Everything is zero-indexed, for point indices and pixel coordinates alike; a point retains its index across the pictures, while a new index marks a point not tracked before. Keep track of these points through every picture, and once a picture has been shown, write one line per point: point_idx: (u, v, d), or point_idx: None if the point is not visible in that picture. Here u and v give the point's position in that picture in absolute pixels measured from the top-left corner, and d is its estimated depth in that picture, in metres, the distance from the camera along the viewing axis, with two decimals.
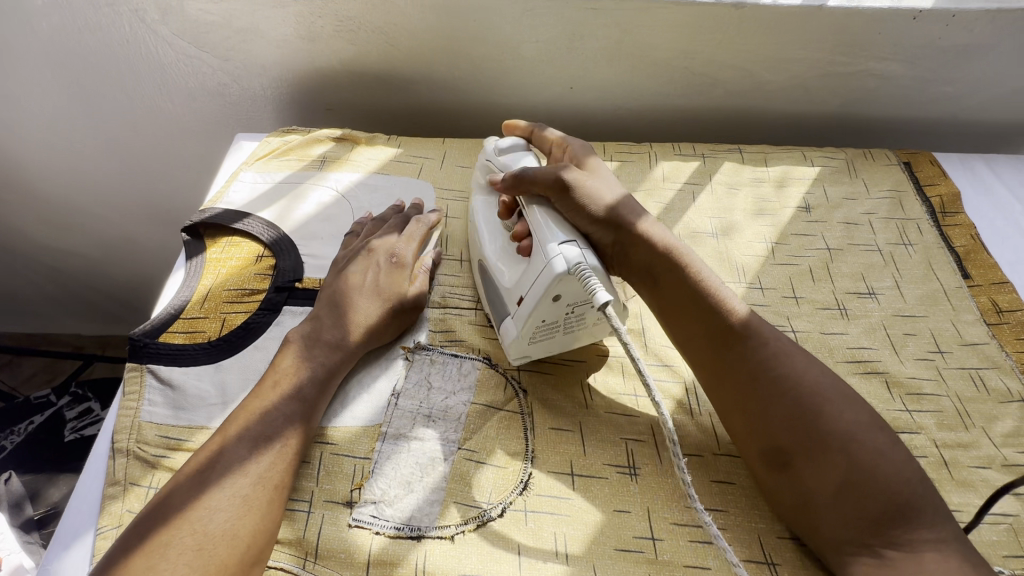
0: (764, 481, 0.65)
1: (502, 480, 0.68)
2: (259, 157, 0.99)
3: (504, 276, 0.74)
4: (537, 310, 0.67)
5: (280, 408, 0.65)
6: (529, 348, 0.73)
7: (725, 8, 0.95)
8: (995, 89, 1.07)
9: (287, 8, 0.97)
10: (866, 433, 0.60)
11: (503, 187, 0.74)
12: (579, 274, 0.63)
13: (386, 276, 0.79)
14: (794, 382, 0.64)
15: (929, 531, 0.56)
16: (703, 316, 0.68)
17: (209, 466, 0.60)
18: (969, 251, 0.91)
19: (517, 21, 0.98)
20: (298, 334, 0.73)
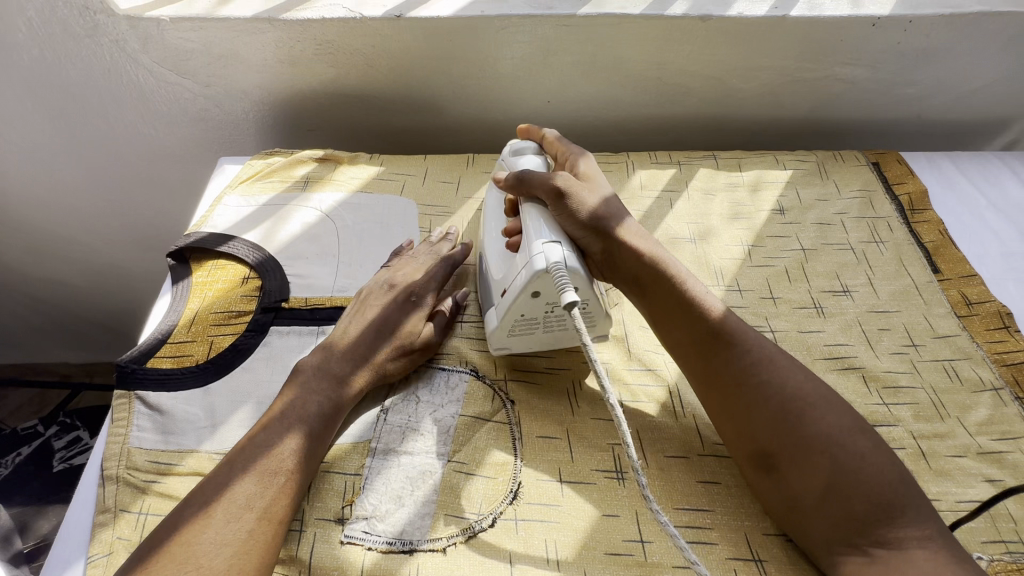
0: (754, 486, 0.66)
1: (492, 490, 0.69)
2: (242, 180, 1.00)
3: (497, 272, 0.77)
4: (515, 303, 0.70)
5: (285, 438, 0.65)
6: (509, 341, 0.76)
7: (692, 21, 0.98)
8: (955, 90, 1.11)
9: (266, 34, 0.99)
10: (849, 434, 0.62)
11: (505, 186, 0.77)
12: (554, 273, 0.65)
13: (404, 317, 0.79)
14: (777, 387, 0.65)
15: (913, 527, 0.57)
16: (690, 322, 0.70)
17: (211, 499, 0.59)
18: (938, 246, 0.95)
19: (492, 40, 1.01)
20: (309, 364, 0.73)
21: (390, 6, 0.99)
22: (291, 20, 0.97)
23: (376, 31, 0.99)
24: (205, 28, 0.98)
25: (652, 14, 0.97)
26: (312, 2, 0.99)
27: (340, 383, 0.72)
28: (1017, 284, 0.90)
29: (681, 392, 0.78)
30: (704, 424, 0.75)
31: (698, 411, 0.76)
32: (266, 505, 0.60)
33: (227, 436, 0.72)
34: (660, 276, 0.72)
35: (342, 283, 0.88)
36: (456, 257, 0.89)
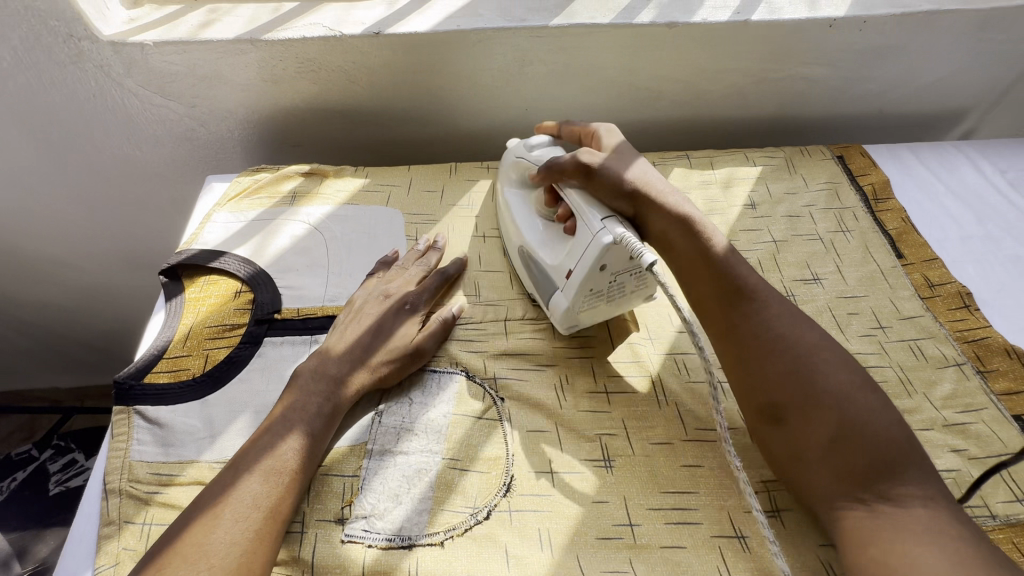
0: (761, 435, 0.69)
1: (486, 484, 0.71)
2: (230, 198, 1.02)
3: (549, 256, 0.80)
4: (587, 279, 0.74)
5: (287, 440, 0.68)
6: (578, 317, 0.80)
7: (660, 27, 1.02)
8: (912, 84, 1.17)
9: (249, 54, 1.02)
10: (856, 391, 0.65)
11: (540, 179, 0.83)
12: (627, 242, 0.69)
13: (399, 322, 0.83)
14: (791, 338, 0.69)
15: (912, 484, 0.60)
16: (715, 277, 0.75)
17: (219, 500, 0.62)
18: (901, 233, 0.99)
19: (469, 52, 1.05)
20: (307, 367, 0.76)
21: (368, 23, 1.02)
22: (273, 41, 1.00)
23: (356, 48, 1.03)
24: (188, 50, 1.00)
25: (620, 23, 1.02)
26: (293, 22, 1.02)
27: (338, 386, 0.75)
28: (976, 265, 0.95)
29: (664, 382, 0.81)
30: (686, 411, 0.78)
31: (680, 399, 0.79)
32: (272, 504, 0.63)
33: (226, 445, 0.74)
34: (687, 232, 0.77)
35: (333, 292, 0.90)
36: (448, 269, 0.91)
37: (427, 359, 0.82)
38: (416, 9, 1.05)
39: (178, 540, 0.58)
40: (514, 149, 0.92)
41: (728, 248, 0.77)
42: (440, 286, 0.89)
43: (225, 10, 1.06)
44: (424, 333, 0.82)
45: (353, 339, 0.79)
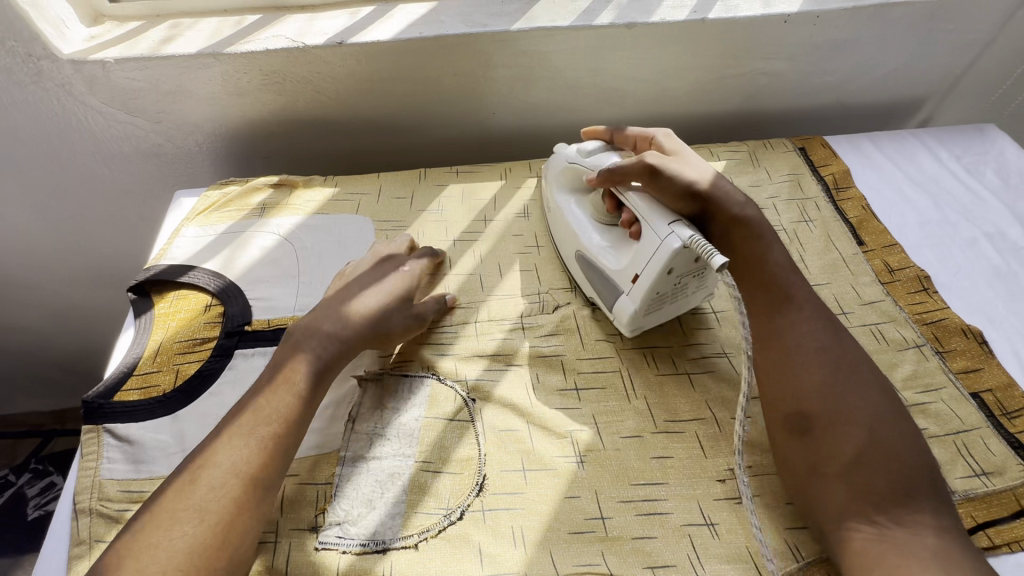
0: (778, 444, 0.68)
1: (459, 485, 0.72)
2: (199, 212, 1.02)
3: (614, 262, 0.81)
4: (654, 284, 0.75)
5: (268, 407, 0.68)
6: (644, 320, 0.81)
7: (619, 28, 1.04)
8: (870, 75, 1.20)
9: (212, 68, 1.02)
10: (885, 415, 0.66)
11: (599, 182, 0.82)
12: (697, 247, 0.69)
13: (394, 290, 0.84)
14: (831, 355, 0.69)
15: (927, 512, 0.60)
16: (759, 290, 0.76)
17: (201, 463, 0.63)
18: (862, 220, 1.02)
19: (432, 59, 1.06)
20: (298, 330, 0.77)
21: (331, 34, 1.03)
22: (235, 54, 1.00)
23: (320, 58, 1.03)
24: (150, 66, 1.00)
25: (580, 25, 1.03)
26: (255, 35, 1.03)
27: (330, 348, 0.75)
28: (933, 249, 0.97)
29: (633, 376, 0.82)
30: (655, 402, 0.79)
31: (650, 391, 0.81)
32: (251, 468, 0.63)
33: None
34: (744, 238, 0.79)
35: (304, 302, 0.90)
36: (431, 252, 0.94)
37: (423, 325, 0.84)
38: (378, 18, 1.06)
39: (163, 501, 0.60)
40: (567, 152, 0.91)
41: (786, 258, 0.78)
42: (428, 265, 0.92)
43: (187, 25, 1.06)
44: (421, 307, 0.85)
45: (348, 302, 0.80)
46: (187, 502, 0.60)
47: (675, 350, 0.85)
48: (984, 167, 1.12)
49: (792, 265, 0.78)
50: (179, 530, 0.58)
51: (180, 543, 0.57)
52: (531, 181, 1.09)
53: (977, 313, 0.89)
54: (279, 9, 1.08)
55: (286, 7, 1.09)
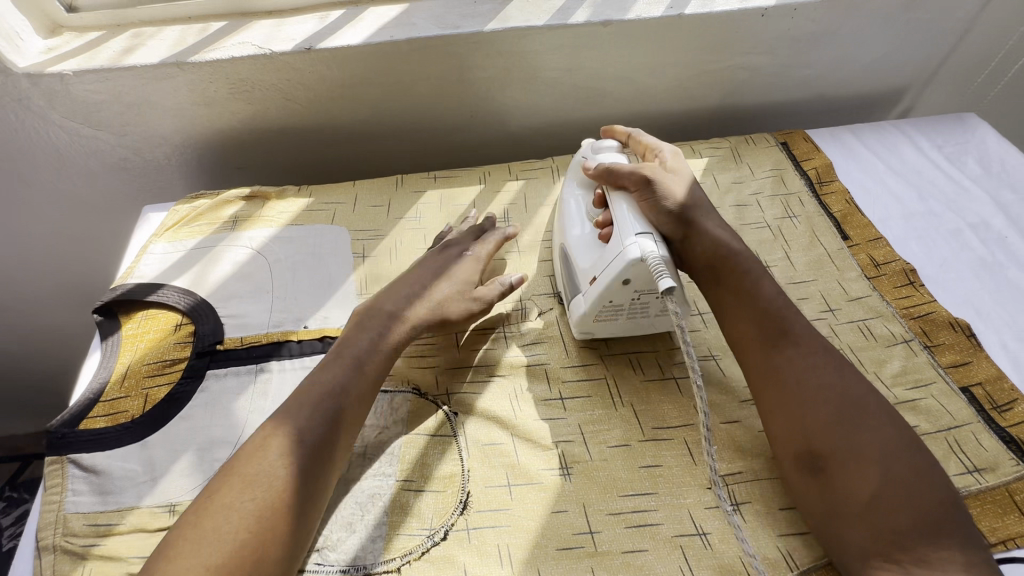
0: (795, 484, 0.67)
1: (443, 503, 0.70)
2: (167, 228, 0.99)
3: (581, 259, 0.80)
4: (607, 291, 0.74)
5: (342, 383, 0.69)
6: (594, 326, 0.80)
7: (595, 26, 1.02)
8: (849, 66, 1.19)
9: (176, 78, 0.99)
10: (901, 450, 0.63)
11: (593, 175, 0.82)
12: (651, 262, 0.69)
13: (453, 279, 0.85)
14: (835, 389, 0.68)
15: (950, 546, 0.57)
16: (757, 323, 0.74)
17: (276, 431, 0.64)
18: (846, 215, 1.01)
19: (406, 62, 1.03)
20: (367, 313, 0.79)
21: (299, 39, 1.00)
22: (200, 63, 0.97)
23: (288, 65, 1.00)
24: (111, 78, 0.97)
25: (556, 24, 1.01)
26: (221, 43, 0.99)
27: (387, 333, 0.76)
28: (918, 241, 0.96)
29: (620, 383, 0.80)
30: (642, 409, 0.78)
31: (636, 398, 0.79)
32: (315, 439, 0.64)
33: (169, 487, 0.71)
34: (734, 271, 0.78)
35: (278, 318, 0.87)
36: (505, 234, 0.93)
37: (484, 308, 0.84)
38: (347, 22, 1.03)
39: (238, 465, 0.61)
40: (581, 148, 0.91)
41: (778, 292, 0.76)
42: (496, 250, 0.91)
43: (149, 34, 1.02)
44: (485, 292, 0.85)
45: (404, 289, 0.82)
46: (263, 468, 0.61)
47: (661, 354, 0.84)
48: (966, 157, 1.11)
49: (785, 299, 0.76)
50: (255, 495, 0.58)
51: (249, 506, 0.58)
52: (511, 184, 1.06)
53: (964, 306, 0.88)
54: (246, 15, 1.05)
55: (253, 12, 1.05)
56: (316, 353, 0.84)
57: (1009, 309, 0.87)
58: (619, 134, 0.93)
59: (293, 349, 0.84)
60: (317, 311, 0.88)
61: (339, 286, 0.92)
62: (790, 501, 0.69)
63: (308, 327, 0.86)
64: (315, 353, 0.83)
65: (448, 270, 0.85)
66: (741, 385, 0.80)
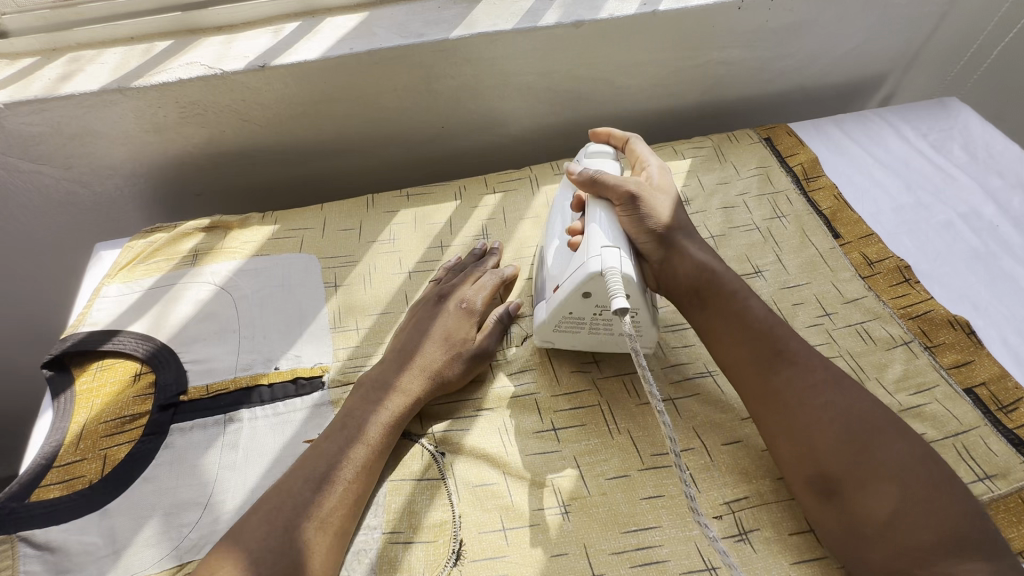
0: (809, 508, 0.64)
1: (434, 555, 0.65)
2: (121, 266, 0.91)
3: (551, 263, 0.78)
4: (567, 300, 0.71)
5: (344, 456, 0.67)
6: (555, 335, 0.77)
7: (567, 28, 0.97)
8: (829, 55, 1.15)
9: (120, 105, 0.92)
10: (916, 463, 0.60)
11: (577, 179, 0.76)
12: (608, 278, 0.66)
13: (453, 322, 0.80)
14: (842, 407, 0.64)
15: (976, 560, 0.55)
16: (752, 342, 0.70)
17: (275, 508, 0.62)
18: (835, 211, 0.98)
19: (370, 76, 0.97)
20: (369, 375, 0.76)
21: (252, 56, 0.93)
22: (145, 87, 0.90)
23: (243, 84, 0.93)
24: (48, 108, 0.89)
25: (525, 27, 0.96)
26: (167, 64, 0.92)
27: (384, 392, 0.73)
28: (910, 235, 0.94)
29: (614, 408, 0.76)
30: (640, 435, 0.74)
31: (632, 424, 0.75)
32: (298, 511, 0.62)
33: (134, 560, 0.65)
34: (718, 296, 0.74)
35: (246, 360, 0.81)
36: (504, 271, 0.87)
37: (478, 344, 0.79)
38: (303, 36, 0.96)
39: (235, 540, 0.59)
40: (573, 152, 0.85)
41: (767, 309, 0.73)
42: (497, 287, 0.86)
43: (88, 58, 0.94)
44: (485, 336, 0.80)
45: (403, 337, 0.80)
46: (262, 546, 0.59)
47: (655, 373, 0.80)
48: (951, 143, 1.08)
49: (774, 315, 0.73)
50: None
51: None
52: (488, 198, 1.01)
53: (962, 301, 0.85)
54: (193, 33, 0.98)
55: (201, 29, 0.98)
56: (289, 397, 0.78)
57: (1007, 303, 0.85)
58: (619, 139, 0.88)
59: (263, 395, 0.78)
60: (289, 349, 0.82)
61: (311, 320, 0.86)
62: (800, 525, 0.66)
63: (280, 369, 0.80)
64: (289, 397, 0.78)
65: (443, 309, 0.82)
66: (741, 402, 0.76)
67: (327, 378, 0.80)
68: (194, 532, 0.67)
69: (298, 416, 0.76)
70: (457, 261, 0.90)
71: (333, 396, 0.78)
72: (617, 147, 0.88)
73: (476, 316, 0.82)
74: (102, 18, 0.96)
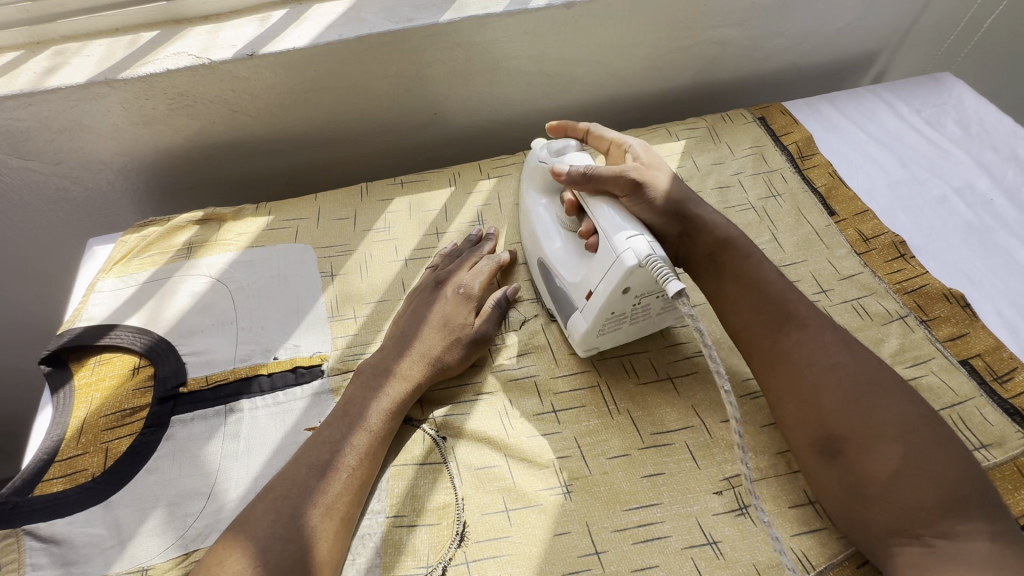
0: (813, 471, 0.65)
1: (438, 537, 0.65)
2: (115, 261, 0.91)
3: (568, 274, 0.75)
4: (607, 301, 0.69)
5: (348, 439, 0.67)
6: (598, 340, 0.76)
7: (558, 10, 0.96)
8: (821, 33, 1.15)
9: (108, 98, 0.90)
10: (920, 425, 0.61)
11: (570, 182, 0.74)
12: (651, 267, 0.63)
13: (452, 309, 0.80)
14: (848, 368, 0.65)
15: (974, 519, 0.56)
16: (759, 306, 0.71)
17: (281, 496, 0.62)
18: (831, 188, 0.98)
19: (360, 62, 0.96)
20: (369, 362, 0.76)
21: (240, 45, 0.92)
22: (132, 78, 0.89)
23: (231, 74, 0.92)
24: (36, 103, 0.89)
25: (515, 10, 0.95)
26: (154, 55, 0.91)
27: (390, 378, 0.73)
28: (905, 211, 0.94)
29: (613, 388, 0.76)
30: (639, 414, 0.74)
31: (632, 404, 0.75)
32: (309, 500, 0.62)
33: (140, 550, 0.65)
34: (735, 258, 0.75)
35: (245, 351, 0.81)
36: (501, 257, 0.87)
37: (476, 333, 0.79)
38: (291, 23, 0.95)
39: (242, 530, 0.60)
40: (537, 151, 0.83)
41: (779, 275, 0.73)
42: (496, 273, 0.85)
43: (72, 51, 0.93)
44: (483, 322, 0.80)
45: (403, 326, 0.79)
46: (270, 533, 0.59)
47: (654, 354, 0.80)
48: (944, 119, 1.08)
49: (786, 280, 0.73)
50: (257, 564, 0.56)
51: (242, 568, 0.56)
52: (482, 184, 1.01)
53: (956, 275, 0.86)
54: (179, 23, 0.97)
55: (186, 19, 0.97)
56: (289, 386, 0.78)
57: (1001, 275, 0.85)
58: (577, 131, 0.88)
59: (263, 385, 0.78)
60: (287, 339, 0.82)
61: (309, 309, 0.86)
62: (800, 498, 0.67)
63: (278, 359, 0.80)
64: (289, 386, 0.78)
65: (440, 295, 0.81)
66: (739, 379, 0.77)
67: (326, 367, 0.80)
68: (198, 521, 0.67)
69: (299, 405, 0.76)
70: (453, 248, 0.90)
71: (333, 384, 0.78)
72: (578, 139, 0.88)
73: (475, 304, 0.82)
74: (85, 9, 0.94)
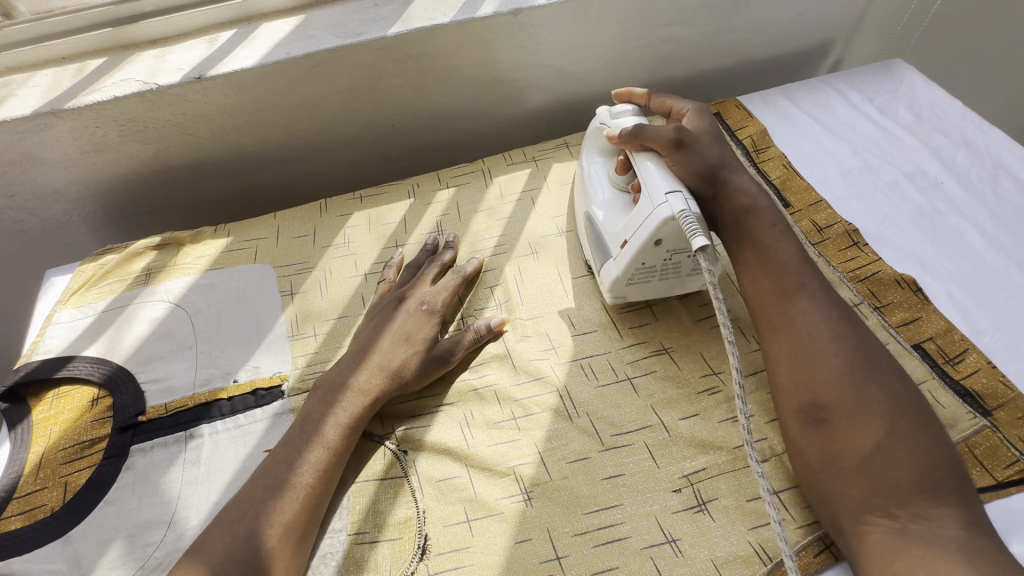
0: (796, 438, 0.66)
1: (400, 552, 0.66)
2: (73, 291, 0.90)
3: (608, 224, 0.81)
4: (640, 253, 0.74)
5: (303, 457, 0.67)
6: (628, 289, 0.81)
7: (505, 16, 0.96)
8: (773, 26, 1.16)
9: (55, 128, 0.90)
10: (907, 404, 0.63)
11: (618, 140, 0.82)
12: (682, 219, 0.69)
13: (411, 318, 0.80)
14: (848, 341, 0.67)
15: (947, 503, 0.58)
16: (773, 276, 0.73)
17: (236, 518, 0.62)
18: (785, 180, 0.99)
19: (310, 80, 0.96)
20: (325, 378, 0.76)
21: (187, 68, 0.91)
22: (79, 108, 0.88)
23: (179, 97, 0.92)
24: None
25: (462, 19, 0.95)
26: (100, 83, 0.90)
27: (343, 391, 0.73)
28: (858, 199, 0.95)
29: (572, 393, 0.77)
30: (599, 418, 0.74)
31: (591, 407, 0.75)
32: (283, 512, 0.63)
33: None
34: (757, 225, 0.78)
35: (205, 375, 0.81)
36: (466, 268, 0.87)
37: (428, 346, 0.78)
38: (239, 43, 0.95)
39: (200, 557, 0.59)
40: (597, 116, 0.89)
41: (798, 252, 0.75)
42: (462, 284, 0.86)
43: (18, 82, 0.92)
44: (448, 341, 0.79)
45: (364, 342, 0.78)
46: (228, 560, 0.58)
47: (613, 356, 0.80)
48: (896, 105, 1.10)
49: (807, 259, 0.75)
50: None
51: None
52: (440, 193, 1.01)
53: (909, 260, 0.87)
54: (127, 49, 0.96)
55: (134, 44, 0.96)
56: (249, 408, 0.78)
57: (952, 258, 0.87)
58: (641, 97, 0.94)
59: (223, 408, 0.78)
60: (247, 361, 0.82)
61: (269, 330, 0.86)
62: (757, 491, 0.68)
63: (238, 381, 0.80)
64: (249, 409, 0.78)
65: (399, 308, 0.81)
66: (696, 376, 0.78)
67: (286, 387, 0.80)
68: (158, 551, 0.67)
69: (258, 427, 0.76)
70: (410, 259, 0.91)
71: (293, 404, 0.78)
72: (640, 105, 0.94)
73: (437, 316, 0.81)
74: (30, 40, 0.93)
